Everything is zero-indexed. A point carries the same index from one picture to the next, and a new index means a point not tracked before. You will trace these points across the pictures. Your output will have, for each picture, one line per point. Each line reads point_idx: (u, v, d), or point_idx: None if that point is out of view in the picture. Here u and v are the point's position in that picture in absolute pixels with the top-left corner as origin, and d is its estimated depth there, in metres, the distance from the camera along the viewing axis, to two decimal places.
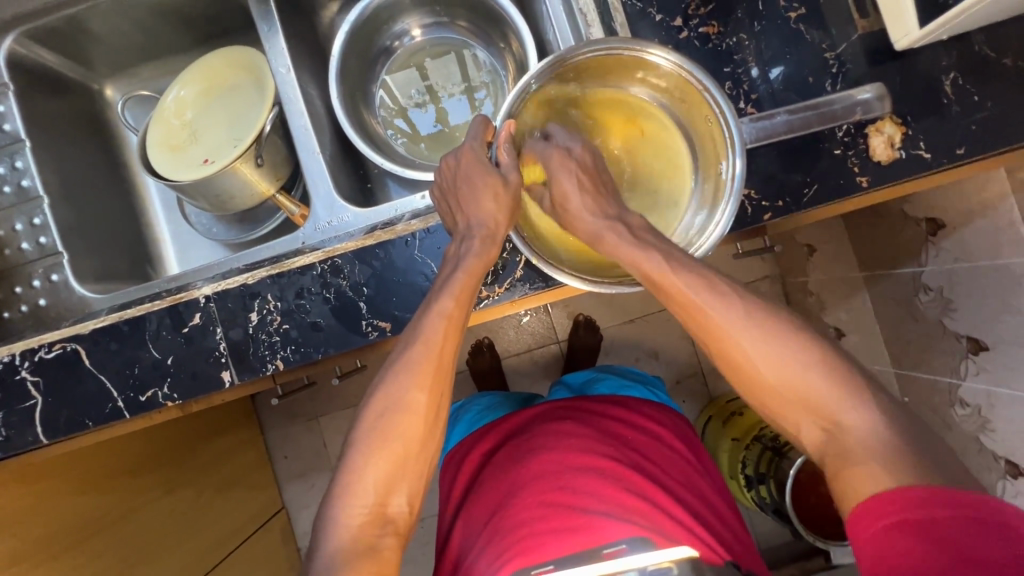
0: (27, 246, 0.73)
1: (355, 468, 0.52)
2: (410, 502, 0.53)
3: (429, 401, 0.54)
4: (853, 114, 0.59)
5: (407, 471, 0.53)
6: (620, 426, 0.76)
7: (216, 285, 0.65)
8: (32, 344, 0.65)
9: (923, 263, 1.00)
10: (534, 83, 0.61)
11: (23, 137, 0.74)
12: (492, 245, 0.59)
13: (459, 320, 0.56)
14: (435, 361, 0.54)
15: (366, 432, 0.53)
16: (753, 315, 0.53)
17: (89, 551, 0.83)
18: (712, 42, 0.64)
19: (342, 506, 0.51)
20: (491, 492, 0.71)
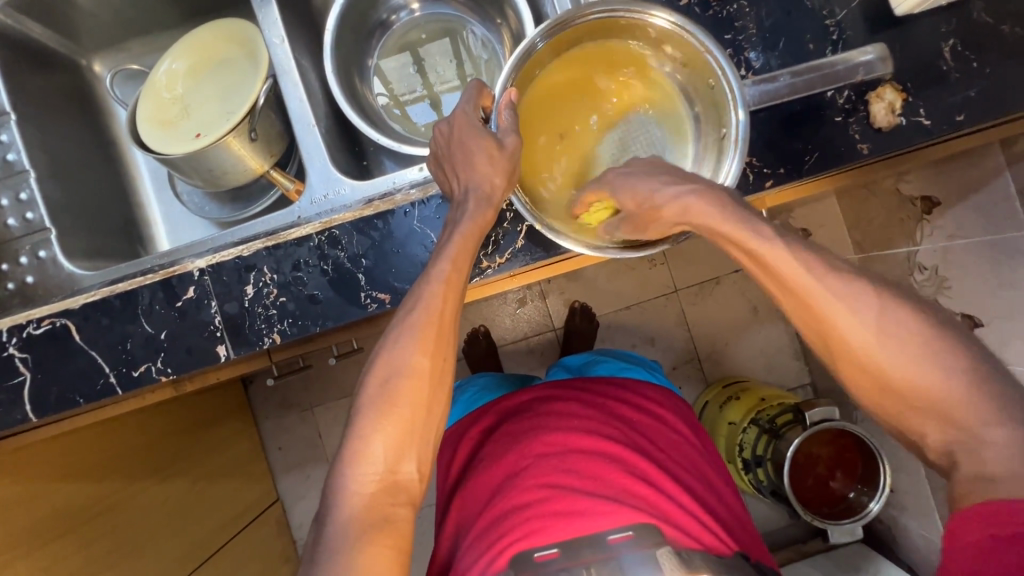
0: (13, 222, 0.71)
1: (361, 434, 0.51)
2: (420, 469, 0.52)
3: (431, 365, 0.53)
4: (855, 76, 0.58)
5: (414, 437, 0.52)
6: (625, 408, 0.75)
7: (210, 258, 0.63)
8: (20, 320, 0.63)
9: (918, 242, 1.00)
10: (540, 42, 0.59)
11: (8, 110, 0.72)
12: (489, 207, 0.58)
13: (458, 285, 0.55)
14: (436, 326, 0.53)
15: (370, 398, 0.52)
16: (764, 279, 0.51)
17: (78, 542, 0.81)
18: (713, 9, 0.64)
19: (349, 473, 0.50)
20: (493, 472, 0.70)
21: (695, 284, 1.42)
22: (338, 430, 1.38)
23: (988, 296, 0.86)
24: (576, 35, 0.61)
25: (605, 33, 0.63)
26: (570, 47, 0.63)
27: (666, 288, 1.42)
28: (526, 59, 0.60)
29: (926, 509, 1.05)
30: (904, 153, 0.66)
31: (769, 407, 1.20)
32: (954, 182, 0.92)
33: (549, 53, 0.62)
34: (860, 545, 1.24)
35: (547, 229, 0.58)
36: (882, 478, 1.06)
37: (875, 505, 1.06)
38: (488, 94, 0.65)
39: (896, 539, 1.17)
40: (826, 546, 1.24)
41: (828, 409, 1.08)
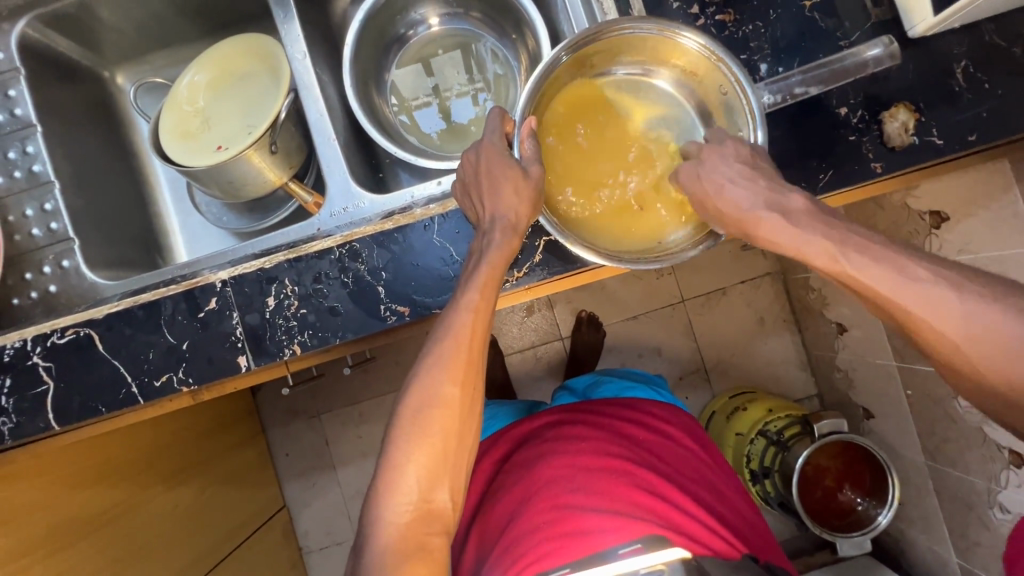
0: (37, 232, 0.72)
1: (396, 462, 0.53)
2: (453, 496, 0.53)
3: (462, 393, 0.54)
4: (865, 70, 0.58)
5: (446, 466, 0.53)
6: (631, 425, 0.76)
7: (232, 270, 0.64)
8: (45, 329, 0.64)
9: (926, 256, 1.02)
10: (564, 55, 0.60)
11: (34, 122, 0.73)
12: (515, 236, 0.58)
13: (486, 312, 0.56)
14: (465, 356, 0.54)
15: (402, 429, 0.53)
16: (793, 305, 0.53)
17: (92, 548, 0.82)
18: (729, 29, 0.65)
19: (385, 503, 0.52)
20: (504, 498, 0.71)
21: (702, 295, 1.42)
22: (346, 438, 1.39)
23: None
24: (586, 55, 0.62)
25: (618, 52, 0.63)
26: (588, 62, 0.63)
27: (673, 298, 1.43)
28: (551, 72, 0.60)
29: (933, 522, 1.06)
30: (916, 170, 0.66)
31: (777, 419, 1.20)
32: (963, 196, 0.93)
33: (567, 68, 0.62)
34: (867, 558, 1.23)
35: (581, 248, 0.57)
36: (891, 491, 1.05)
37: (884, 518, 1.06)
38: (511, 120, 0.64)
39: (904, 552, 1.17)
40: (833, 559, 1.24)
41: (836, 422, 1.09)
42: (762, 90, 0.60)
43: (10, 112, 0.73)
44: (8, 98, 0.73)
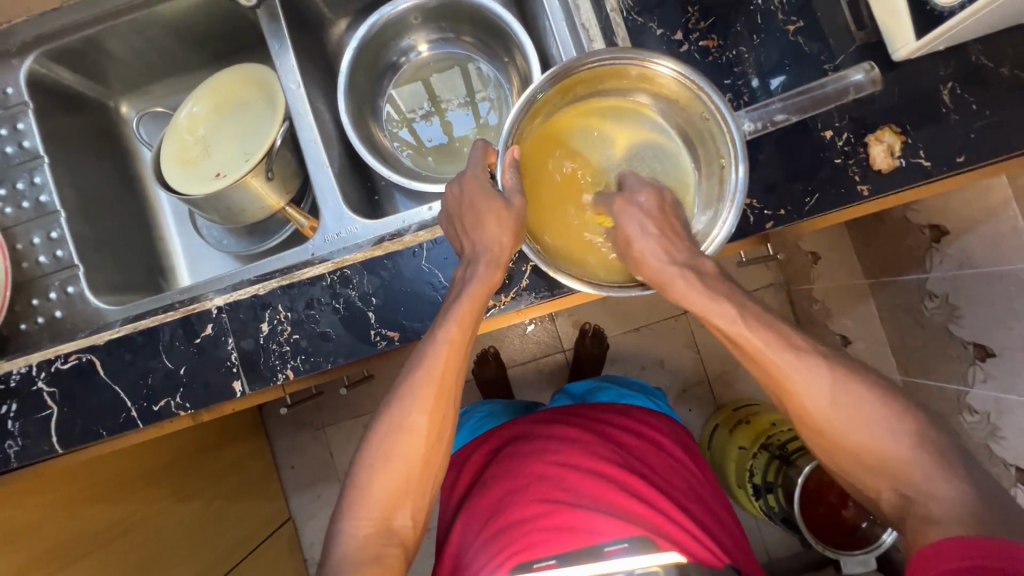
0: (44, 259, 0.75)
1: (361, 484, 0.56)
2: (413, 516, 0.56)
3: (430, 423, 0.56)
4: (846, 96, 0.60)
5: (410, 489, 0.56)
6: (626, 434, 0.76)
7: (227, 296, 0.66)
8: (49, 355, 0.67)
9: (929, 269, 1.03)
10: (539, 94, 0.61)
11: (41, 154, 0.75)
12: (497, 269, 0.60)
13: (462, 344, 0.57)
14: (436, 386, 0.56)
15: (370, 453, 0.57)
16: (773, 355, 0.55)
17: (100, 562, 0.84)
18: (713, 55, 0.65)
19: (348, 518, 0.55)
20: (493, 486, 0.72)
21: None
22: (350, 450, 1.40)
23: (999, 328, 0.90)
24: (578, 81, 0.63)
25: (603, 78, 0.64)
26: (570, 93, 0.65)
27: (675, 310, 1.42)
28: (529, 109, 0.62)
29: None
30: (906, 191, 0.66)
31: (780, 433, 1.20)
32: (962, 212, 0.92)
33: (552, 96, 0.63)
34: None
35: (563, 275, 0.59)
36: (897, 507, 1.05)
37: (889, 536, 1.05)
38: (495, 152, 0.67)
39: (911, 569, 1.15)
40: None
41: None
42: (741, 117, 0.62)
43: (19, 144, 0.76)
44: (17, 131, 0.76)
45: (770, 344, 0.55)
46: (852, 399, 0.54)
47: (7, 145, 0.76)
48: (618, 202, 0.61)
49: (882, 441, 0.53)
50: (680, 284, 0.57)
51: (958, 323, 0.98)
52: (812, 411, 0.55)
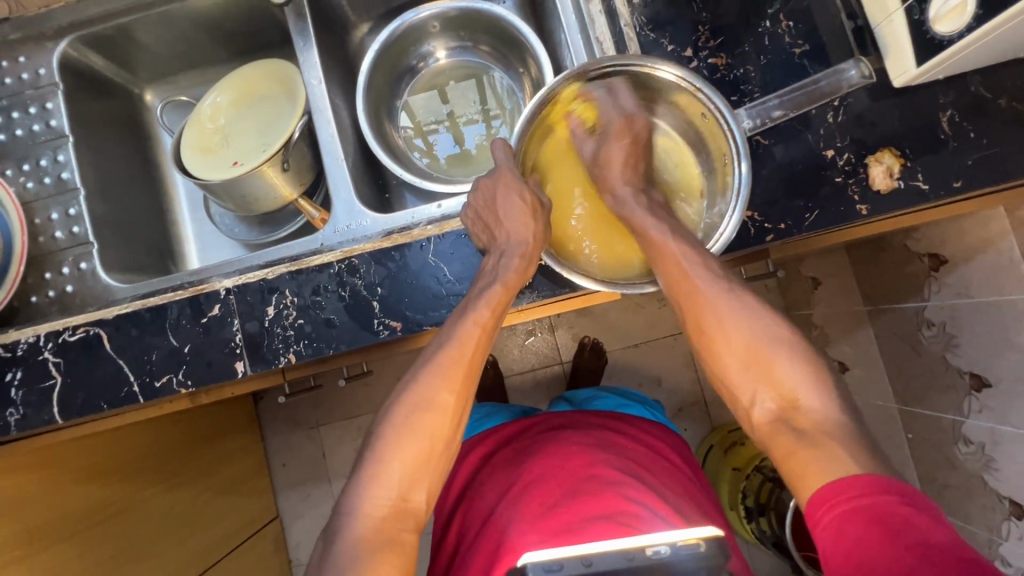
0: (60, 235, 0.76)
1: (380, 458, 0.55)
2: (428, 499, 0.55)
3: (456, 402, 0.57)
4: (840, 89, 0.63)
5: (429, 468, 0.56)
6: (630, 440, 0.77)
7: (236, 279, 0.67)
8: (57, 327, 0.67)
9: (927, 297, 1.04)
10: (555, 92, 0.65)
11: (67, 133, 0.77)
12: (528, 262, 0.63)
13: (490, 327, 0.60)
14: (464, 367, 0.58)
15: (389, 428, 0.56)
16: (724, 311, 0.61)
17: (86, 543, 0.84)
18: (720, 72, 0.67)
19: (364, 496, 0.54)
20: (492, 492, 0.73)
21: None
22: (343, 450, 1.40)
23: (995, 358, 0.91)
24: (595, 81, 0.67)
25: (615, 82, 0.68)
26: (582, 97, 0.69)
27: (674, 328, 1.44)
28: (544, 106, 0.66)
29: None
30: (903, 213, 0.68)
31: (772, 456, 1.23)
32: (960, 243, 0.94)
33: (564, 96, 0.68)
34: None
35: (577, 275, 0.62)
36: None
37: None
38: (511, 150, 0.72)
39: None
40: None
41: None
42: (741, 114, 0.65)
43: (45, 123, 0.77)
44: (45, 111, 0.78)
45: (730, 305, 0.61)
46: (752, 328, 0.60)
47: (34, 123, 0.78)
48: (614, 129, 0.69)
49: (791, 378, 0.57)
50: (681, 262, 0.62)
51: (955, 352, 0.99)
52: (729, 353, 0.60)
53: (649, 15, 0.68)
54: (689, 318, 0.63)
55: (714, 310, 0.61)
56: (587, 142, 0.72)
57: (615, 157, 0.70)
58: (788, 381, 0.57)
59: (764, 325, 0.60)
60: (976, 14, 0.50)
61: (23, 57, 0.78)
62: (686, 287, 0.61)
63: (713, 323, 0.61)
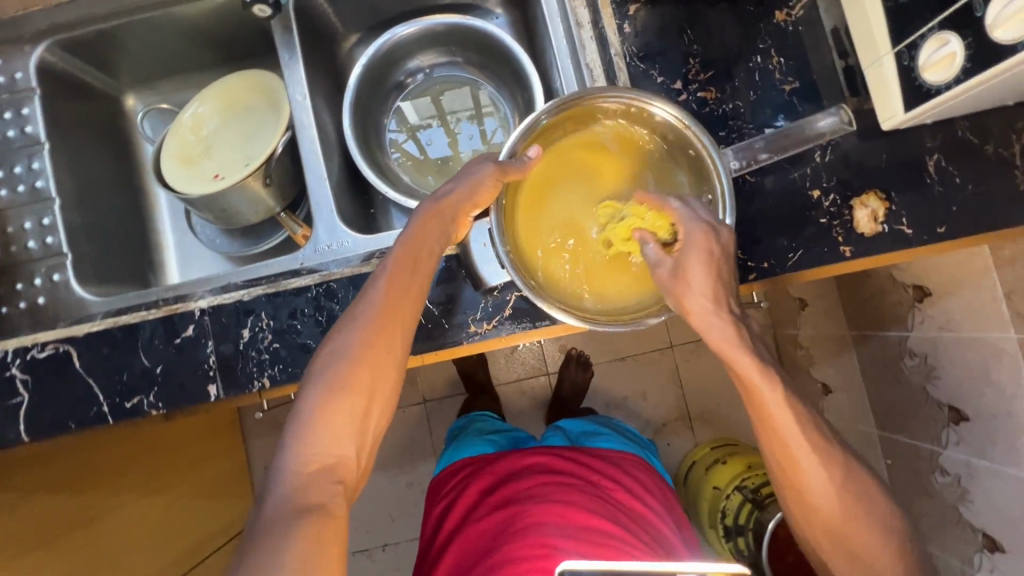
0: (33, 245, 0.74)
1: (304, 412, 0.51)
2: (360, 451, 0.52)
3: (378, 348, 0.54)
4: (823, 136, 0.63)
5: (358, 423, 0.52)
6: (621, 491, 0.81)
7: (212, 299, 0.66)
8: (26, 343, 0.66)
9: (910, 327, 1.04)
10: (543, 118, 0.64)
11: (42, 140, 0.75)
12: (455, 223, 0.62)
13: (412, 276, 0.58)
14: (386, 311, 0.55)
15: (315, 378, 0.52)
16: (806, 435, 0.56)
17: (59, 551, 0.82)
18: (710, 106, 0.66)
19: (288, 455, 0.49)
20: (488, 531, 0.75)
21: (691, 342, 1.44)
22: None
23: (974, 393, 0.92)
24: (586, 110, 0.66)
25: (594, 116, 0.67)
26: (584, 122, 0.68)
27: (661, 343, 1.44)
28: (532, 131, 0.65)
29: None
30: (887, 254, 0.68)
31: (754, 476, 1.21)
32: (944, 276, 0.94)
33: (556, 124, 0.66)
34: None
35: (560, 311, 0.61)
36: None
37: None
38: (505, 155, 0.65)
39: None
40: None
41: None
42: (728, 154, 0.64)
43: (21, 129, 0.76)
44: (21, 116, 0.76)
45: (812, 451, 0.56)
46: (836, 475, 0.57)
47: (9, 128, 0.76)
48: (697, 236, 0.58)
49: (867, 536, 0.57)
50: (685, 246, 0.58)
51: (936, 383, 1.00)
52: (813, 493, 0.58)
53: (640, 45, 0.67)
54: (759, 426, 0.58)
55: (801, 451, 0.57)
56: (660, 258, 0.60)
57: (696, 273, 0.57)
58: (862, 542, 0.57)
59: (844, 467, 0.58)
60: (964, 67, 0.50)
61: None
62: (749, 396, 0.57)
63: (796, 458, 0.57)
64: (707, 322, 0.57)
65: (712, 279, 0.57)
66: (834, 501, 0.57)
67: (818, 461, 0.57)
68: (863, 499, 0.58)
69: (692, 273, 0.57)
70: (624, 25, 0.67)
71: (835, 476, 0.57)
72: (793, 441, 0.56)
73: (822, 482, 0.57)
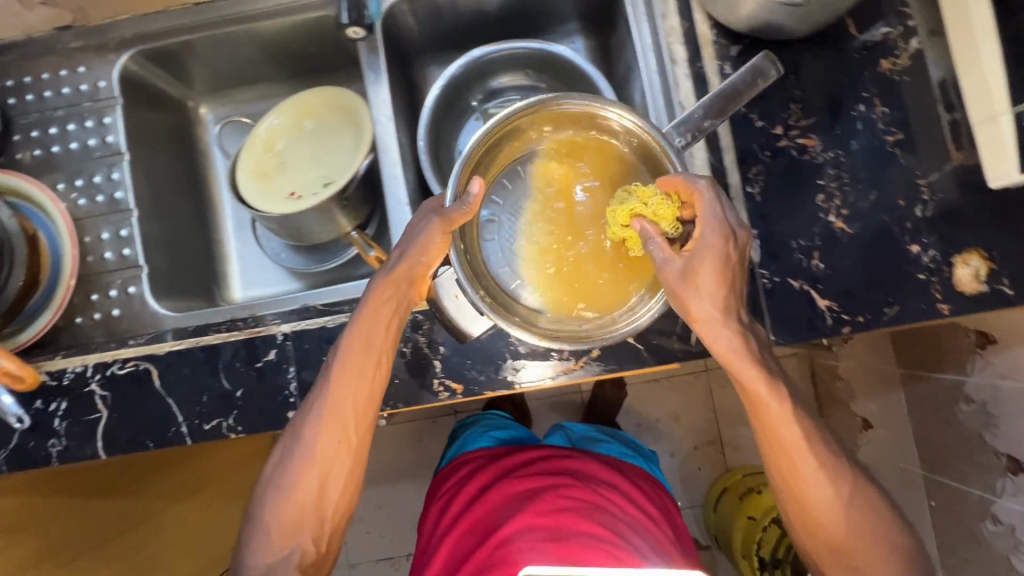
0: (110, 256, 0.74)
1: (262, 511, 0.58)
2: (311, 544, 0.58)
3: (327, 446, 0.58)
4: (756, 87, 0.60)
5: (307, 519, 0.58)
6: (615, 497, 0.76)
7: (295, 324, 0.65)
8: (106, 358, 0.66)
9: (969, 373, 1.03)
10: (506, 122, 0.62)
11: (123, 151, 0.75)
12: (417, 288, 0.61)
13: (366, 357, 0.59)
14: (337, 409, 0.58)
15: (272, 479, 0.59)
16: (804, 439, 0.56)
17: (92, 561, 0.81)
18: (809, 154, 0.65)
19: (251, 548, 0.58)
20: (472, 528, 0.73)
21: None
22: None
23: None
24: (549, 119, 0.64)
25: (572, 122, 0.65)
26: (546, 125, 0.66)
27: (698, 366, 1.43)
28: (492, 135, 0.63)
29: None
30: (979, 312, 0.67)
31: None
32: (1012, 326, 0.93)
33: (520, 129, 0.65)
34: None
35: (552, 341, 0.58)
36: None
37: None
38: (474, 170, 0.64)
39: None
40: None
41: None
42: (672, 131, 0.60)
43: (102, 138, 0.75)
44: (102, 125, 0.75)
45: (811, 456, 0.57)
46: (841, 487, 0.57)
47: (90, 137, 0.75)
48: (711, 238, 0.54)
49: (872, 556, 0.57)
50: (695, 251, 0.54)
51: (994, 432, 0.99)
52: (813, 500, 0.58)
53: None
54: (761, 432, 0.58)
55: (801, 458, 0.57)
56: (669, 256, 0.55)
57: (707, 277, 0.54)
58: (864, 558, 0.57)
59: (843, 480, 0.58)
60: None
61: (83, 68, 0.76)
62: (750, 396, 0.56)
63: (796, 462, 0.57)
64: (715, 335, 0.55)
65: (722, 289, 0.54)
66: (835, 512, 0.57)
67: (821, 469, 0.57)
68: (864, 516, 0.58)
69: (701, 280, 0.54)
70: (726, 66, 0.67)
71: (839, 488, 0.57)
72: (801, 461, 0.57)
73: (826, 493, 0.57)
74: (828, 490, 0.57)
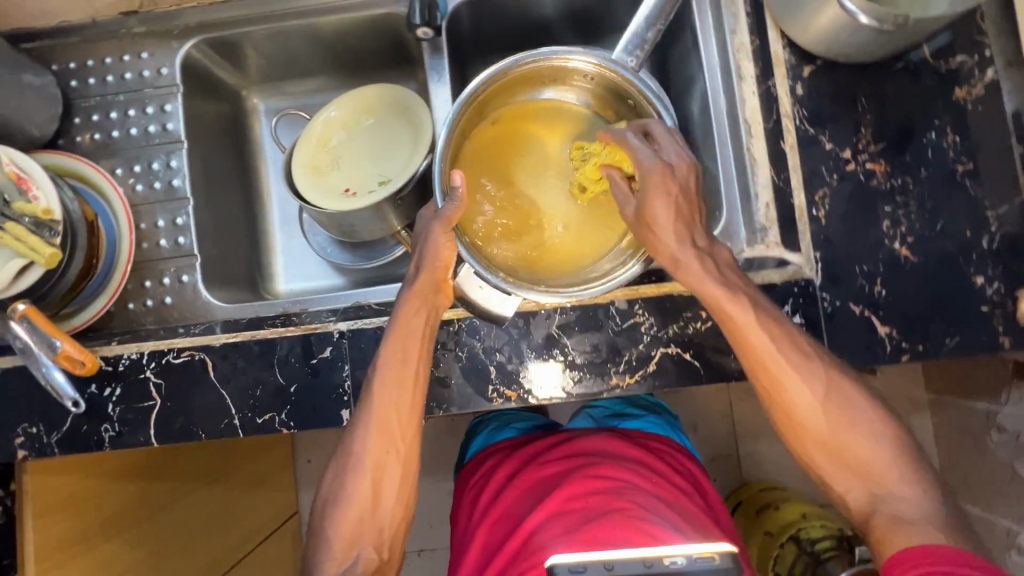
0: (164, 243, 0.74)
1: (329, 521, 0.59)
2: (377, 548, 0.59)
3: (380, 449, 0.60)
4: None
5: (371, 523, 0.59)
6: (641, 470, 0.72)
7: (352, 323, 0.66)
8: (162, 347, 0.66)
9: (1003, 402, 1.00)
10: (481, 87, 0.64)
11: (182, 139, 0.75)
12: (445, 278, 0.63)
13: (404, 358, 0.60)
14: (387, 414, 0.60)
15: (334, 489, 0.60)
16: (792, 360, 0.58)
17: (135, 538, 0.81)
18: (877, 179, 0.65)
19: (322, 557, 0.58)
20: (499, 519, 0.71)
21: None
22: None
23: None
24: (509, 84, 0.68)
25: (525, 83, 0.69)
26: (503, 94, 0.70)
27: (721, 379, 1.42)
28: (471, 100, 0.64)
29: None
30: None
31: (810, 527, 1.17)
32: None
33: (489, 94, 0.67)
34: None
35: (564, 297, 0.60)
36: None
37: None
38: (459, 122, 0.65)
39: None
40: None
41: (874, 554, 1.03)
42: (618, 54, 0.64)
43: (161, 125, 0.75)
44: (162, 112, 0.76)
45: (798, 375, 0.57)
46: (834, 403, 0.58)
47: (150, 123, 0.75)
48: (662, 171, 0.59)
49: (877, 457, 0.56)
50: (655, 197, 0.59)
51: None
52: (804, 413, 0.58)
53: (811, 109, 0.66)
54: (759, 369, 0.59)
55: (788, 375, 0.58)
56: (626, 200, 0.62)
57: (663, 215, 0.59)
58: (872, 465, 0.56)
59: (845, 399, 0.58)
60: None
61: (145, 54, 0.76)
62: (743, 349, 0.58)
63: (781, 382, 0.58)
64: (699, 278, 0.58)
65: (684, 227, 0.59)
66: (836, 430, 0.57)
67: (816, 386, 0.57)
68: (863, 421, 0.57)
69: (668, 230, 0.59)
70: (797, 87, 0.67)
71: (820, 390, 0.58)
72: (791, 381, 0.58)
73: (812, 400, 0.58)
74: (817, 401, 0.57)
